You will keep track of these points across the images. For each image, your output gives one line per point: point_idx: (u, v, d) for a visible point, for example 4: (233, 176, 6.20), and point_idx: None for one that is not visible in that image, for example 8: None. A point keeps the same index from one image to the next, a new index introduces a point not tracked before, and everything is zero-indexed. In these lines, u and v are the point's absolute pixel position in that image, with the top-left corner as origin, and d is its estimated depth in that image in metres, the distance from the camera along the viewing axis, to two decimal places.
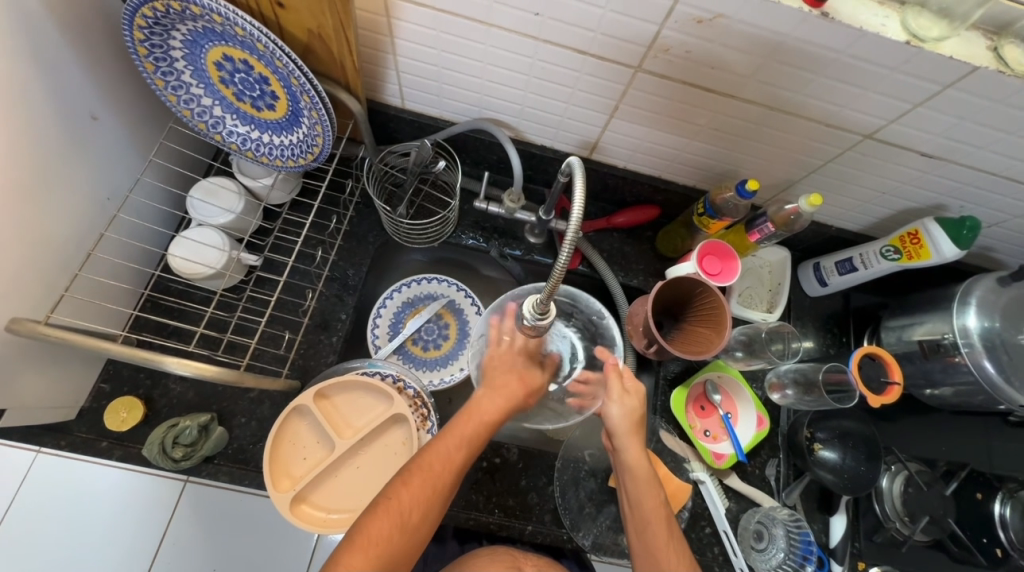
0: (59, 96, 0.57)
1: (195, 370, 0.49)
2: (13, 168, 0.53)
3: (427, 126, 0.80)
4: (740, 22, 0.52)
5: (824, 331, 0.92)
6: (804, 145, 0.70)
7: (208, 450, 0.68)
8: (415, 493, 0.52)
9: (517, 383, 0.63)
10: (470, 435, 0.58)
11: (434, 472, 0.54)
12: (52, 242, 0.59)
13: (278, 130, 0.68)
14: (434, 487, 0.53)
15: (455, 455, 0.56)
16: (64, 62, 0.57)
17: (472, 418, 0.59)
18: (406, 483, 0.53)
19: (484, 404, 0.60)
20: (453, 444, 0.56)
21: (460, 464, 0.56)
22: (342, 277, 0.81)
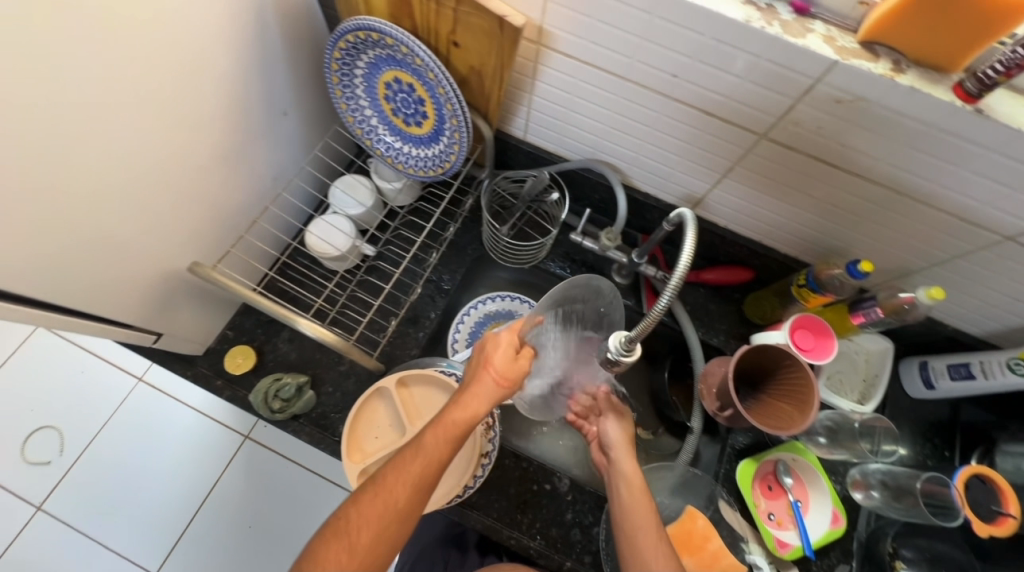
0: (267, 93, 0.71)
1: (319, 334, 0.64)
2: (223, 144, 0.67)
3: (541, 158, 0.88)
4: (883, 107, 0.53)
5: (921, 439, 0.85)
6: (928, 235, 0.67)
7: (298, 409, 0.76)
8: (357, 536, 0.49)
9: (498, 391, 0.56)
10: (422, 474, 0.52)
11: (374, 522, 0.50)
12: (227, 206, 0.72)
13: (418, 143, 0.78)
14: (376, 538, 0.49)
15: (404, 503, 0.51)
16: (278, 66, 0.71)
17: (431, 439, 0.53)
18: (332, 542, 0.49)
19: (456, 415, 0.54)
20: (392, 485, 0.51)
21: (411, 508, 0.51)
22: (438, 280, 0.89)
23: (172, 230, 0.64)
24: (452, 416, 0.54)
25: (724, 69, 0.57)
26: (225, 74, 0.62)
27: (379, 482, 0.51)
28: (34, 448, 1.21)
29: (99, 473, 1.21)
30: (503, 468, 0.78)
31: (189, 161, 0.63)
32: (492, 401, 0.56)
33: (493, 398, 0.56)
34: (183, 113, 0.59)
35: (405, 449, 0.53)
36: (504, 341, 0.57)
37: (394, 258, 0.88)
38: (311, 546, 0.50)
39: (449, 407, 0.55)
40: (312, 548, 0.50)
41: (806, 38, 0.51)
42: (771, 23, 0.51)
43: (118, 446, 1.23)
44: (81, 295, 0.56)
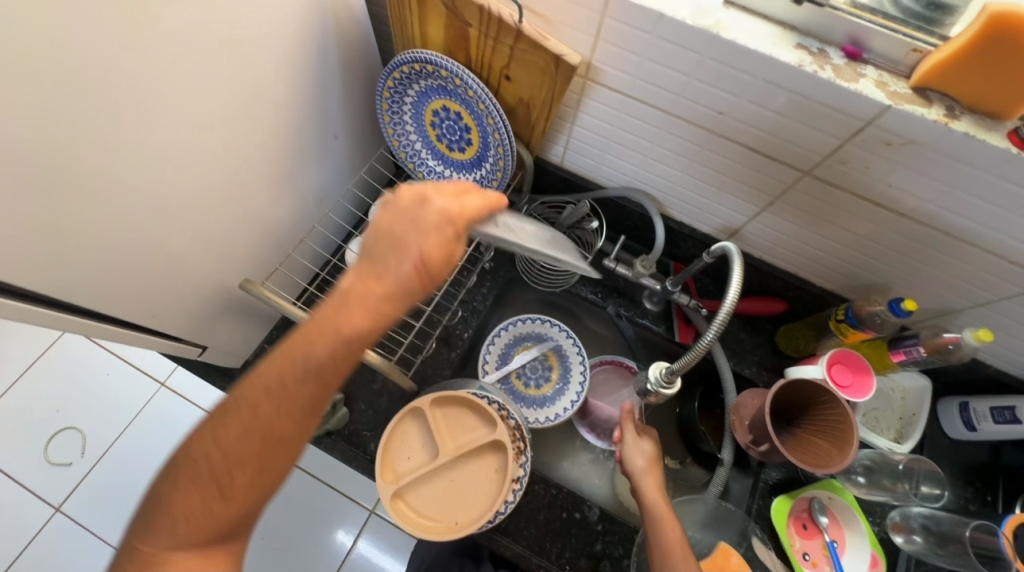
0: (320, 117, 0.74)
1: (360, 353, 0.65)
2: (277, 166, 0.69)
3: (577, 185, 0.89)
4: (934, 151, 0.53)
5: (961, 482, 0.83)
6: (974, 276, 0.66)
7: (333, 425, 0.77)
8: (223, 459, 0.41)
9: (403, 280, 0.43)
10: (299, 385, 0.41)
11: (239, 447, 0.41)
12: (276, 225, 0.75)
13: (461, 168, 0.80)
14: (240, 473, 0.41)
15: (283, 419, 0.41)
16: (331, 93, 0.73)
17: (304, 345, 0.41)
18: (182, 478, 0.41)
19: (334, 312, 0.42)
20: (254, 406, 0.41)
21: (298, 422, 0.42)
22: (471, 302, 0.90)
23: (224, 245, 0.67)
24: (334, 316, 0.42)
25: (766, 106, 0.59)
26: (285, 100, 0.65)
27: (238, 403, 0.41)
28: (60, 448, 1.23)
29: (122, 476, 1.22)
30: (533, 494, 0.78)
31: (246, 181, 0.65)
32: (393, 293, 0.43)
33: (392, 285, 0.43)
34: (246, 137, 0.62)
35: (272, 359, 0.42)
36: (415, 210, 0.44)
37: None
38: (160, 481, 0.42)
39: (328, 305, 0.43)
40: (159, 484, 0.42)
41: (859, 83, 0.52)
42: (823, 67, 0.53)
43: (143, 450, 1.24)
44: (137, 305, 0.58)
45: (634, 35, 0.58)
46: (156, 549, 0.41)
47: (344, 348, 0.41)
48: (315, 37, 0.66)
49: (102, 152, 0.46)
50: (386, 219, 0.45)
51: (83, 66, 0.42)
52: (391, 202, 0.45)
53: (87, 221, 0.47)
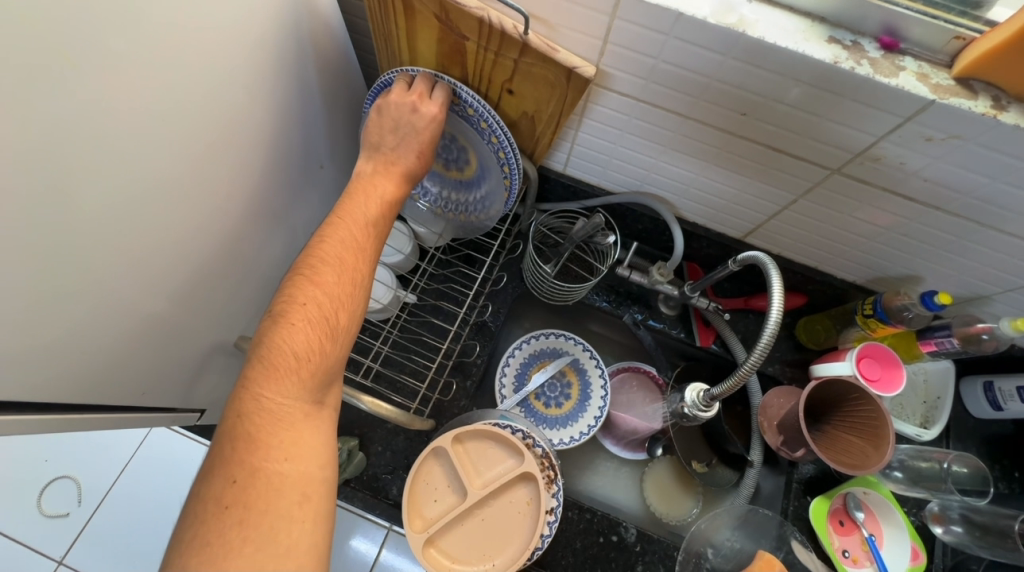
0: (297, 146, 0.67)
1: (375, 407, 0.57)
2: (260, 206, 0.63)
3: (582, 192, 0.84)
4: (977, 144, 0.50)
5: (989, 460, 0.82)
6: (1006, 263, 0.64)
7: (349, 474, 0.73)
8: (321, 303, 0.49)
9: (405, 167, 0.60)
10: (362, 239, 0.55)
11: (332, 289, 0.50)
12: None
13: (462, 188, 0.73)
14: (343, 311, 0.51)
15: (358, 266, 0.53)
16: (308, 124, 0.67)
17: (361, 206, 0.57)
18: (295, 319, 0.47)
19: (376, 189, 0.59)
20: (340, 258, 0.52)
21: (364, 271, 0.54)
22: (481, 323, 0.86)
23: (216, 299, 0.61)
24: (375, 187, 0.59)
25: (778, 100, 0.55)
26: (264, 137, 0.59)
27: (324, 258, 0.51)
28: (46, 504, 1.11)
29: (122, 525, 1.11)
30: (568, 521, 0.75)
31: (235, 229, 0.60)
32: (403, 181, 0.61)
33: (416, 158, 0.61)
34: (227, 185, 0.56)
35: (334, 223, 0.55)
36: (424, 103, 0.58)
37: (435, 305, 0.85)
38: (262, 335, 0.47)
39: (363, 184, 0.59)
40: (268, 334, 0.46)
41: (899, 77, 0.48)
42: (860, 62, 0.49)
43: (139, 499, 1.12)
44: (128, 383, 0.53)
45: (649, 37, 0.53)
46: (284, 397, 0.45)
47: (386, 207, 0.59)
48: (291, 66, 0.59)
49: (80, 240, 0.41)
50: (378, 121, 0.59)
51: (56, 153, 0.37)
52: (379, 112, 0.59)
53: (77, 314, 0.43)
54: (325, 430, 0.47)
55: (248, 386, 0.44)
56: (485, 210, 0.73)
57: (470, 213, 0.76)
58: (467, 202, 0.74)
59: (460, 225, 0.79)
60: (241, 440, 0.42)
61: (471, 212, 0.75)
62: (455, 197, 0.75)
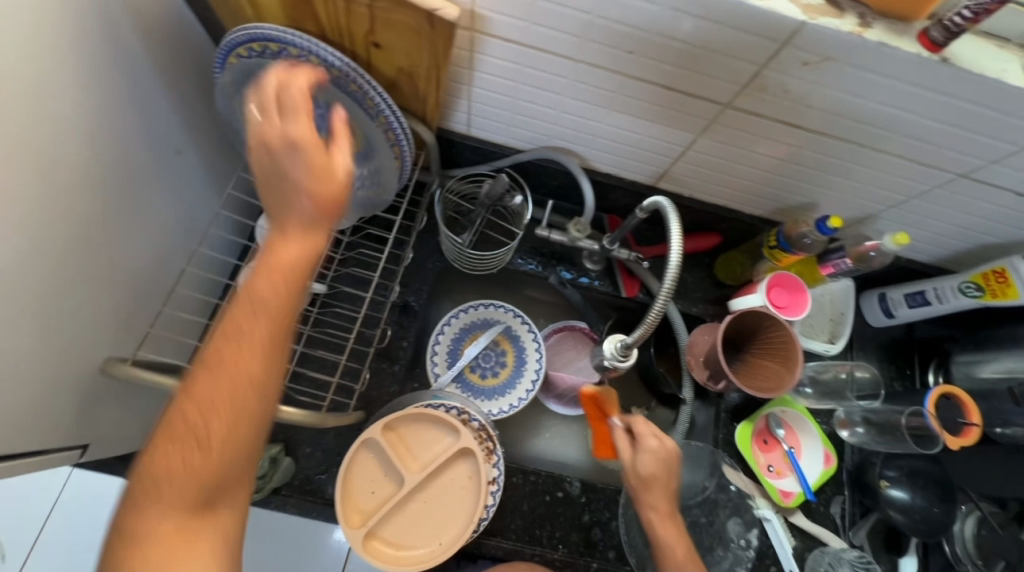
0: (164, 137, 0.57)
1: (280, 414, 0.53)
2: (132, 213, 0.54)
3: (491, 153, 0.79)
4: (850, 65, 0.50)
5: (886, 362, 0.91)
6: (887, 182, 0.68)
7: (278, 481, 0.68)
8: (195, 411, 0.40)
9: (304, 208, 0.44)
10: (261, 329, 0.42)
11: (219, 392, 0.40)
12: (144, 275, 0.58)
13: (351, 160, 0.66)
14: (237, 406, 0.41)
15: (255, 364, 0.41)
16: (174, 109, 0.58)
17: (264, 267, 0.43)
18: (172, 425, 0.40)
19: (276, 251, 0.44)
20: (221, 358, 0.41)
21: (273, 365, 0.42)
22: (404, 304, 0.81)
23: (101, 328, 0.53)
24: (279, 252, 0.44)
25: (673, 37, 0.52)
26: (111, 131, 0.49)
27: (207, 358, 0.41)
28: None
29: None
30: (514, 487, 0.76)
31: (101, 244, 0.51)
32: (314, 229, 0.45)
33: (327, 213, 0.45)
34: (72, 199, 0.46)
35: (235, 302, 0.43)
36: (318, 156, 0.44)
37: (356, 295, 0.78)
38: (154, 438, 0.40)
39: (274, 243, 0.45)
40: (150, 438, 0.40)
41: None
42: None
43: None
44: None
45: None
46: (164, 516, 0.38)
47: (297, 272, 0.44)
48: (130, 41, 0.50)
49: None
50: (260, 154, 0.46)
51: None
52: (257, 122, 0.45)
53: None
54: (204, 550, 0.39)
55: (135, 496, 0.39)
56: (379, 183, 0.66)
57: (365, 188, 0.68)
58: (358, 177, 0.67)
59: (358, 203, 0.71)
60: (123, 550, 0.38)
61: (365, 186, 0.68)
62: (345, 172, 0.67)
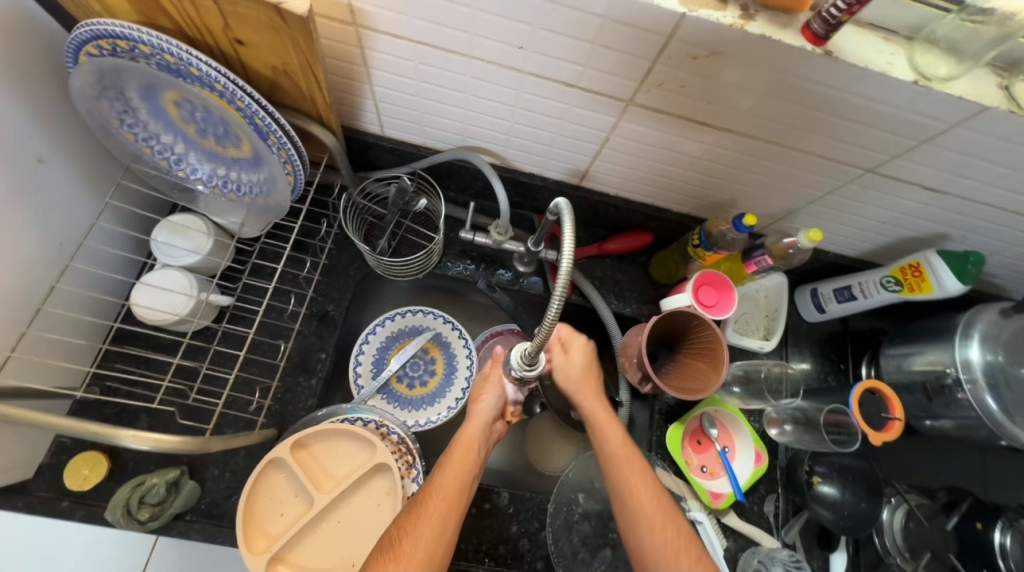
0: (17, 142, 0.52)
1: (155, 444, 0.47)
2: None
3: (408, 154, 0.76)
4: (739, 59, 0.49)
5: (821, 357, 0.90)
6: (801, 178, 0.67)
7: (178, 507, 0.64)
8: (436, 508, 0.55)
9: (487, 412, 0.64)
10: (465, 455, 0.60)
11: (438, 493, 0.57)
12: (10, 294, 0.53)
13: (243, 166, 0.62)
14: (443, 510, 0.56)
15: (460, 465, 0.59)
16: (28, 114, 0.53)
17: (452, 470, 0.58)
18: (409, 533, 0.54)
19: (461, 440, 0.61)
20: (455, 477, 0.58)
21: (462, 494, 0.58)
22: (322, 313, 0.78)
23: None
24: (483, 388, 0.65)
25: (567, 32, 0.50)
26: None
27: (438, 480, 0.58)
28: None
29: None
30: None
31: None
32: (489, 418, 0.64)
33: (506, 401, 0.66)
34: None
35: (450, 456, 0.60)
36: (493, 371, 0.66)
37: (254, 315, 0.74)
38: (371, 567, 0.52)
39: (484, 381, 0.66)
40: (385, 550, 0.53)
41: None
42: None
43: None
44: None
45: None
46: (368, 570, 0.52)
47: (471, 463, 0.60)
48: None
49: None
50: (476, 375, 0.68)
51: None
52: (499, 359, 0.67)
53: None
54: None
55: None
56: (274, 189, 0.63)
57: (263, 196, 0.65)
58: (254, 184, 0.64)
59: (260, 210, 0.68)
60: None
61: (261, 193, 0.64)
62: (240, 180, 0.64)
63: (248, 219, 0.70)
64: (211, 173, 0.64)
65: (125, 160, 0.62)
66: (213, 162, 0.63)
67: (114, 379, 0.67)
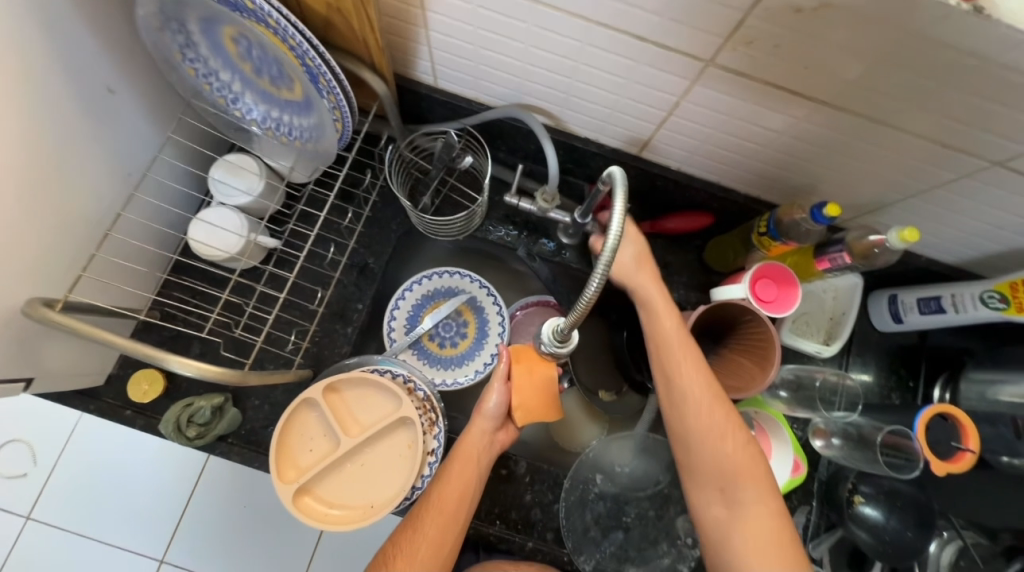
0: (89, 71, 0.54)
1: (198, 371, 0.49)
2: (59, 160, 0.53)
3: (459, 108, 0.73)
4: (856, 14, 0.41)
5: (887, 371, 0.81)
6: (906, 167, 0.57)
7: (222, 430, 0.70)
8: (433, 523, 0.60)
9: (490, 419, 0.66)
10: (464, 467, 0.63)
11: (436, 508, 0.61)
12: (82, 218, 0.57)
13: (295, 110, 0.62)
14: (439, 527, 0.60)
15: (458, 481, 0.63)
16: (100, 44, 0.54)
17: (450, 488, 0.62)
18: (407, 547, 0.59)
19: (461, 451, 0.64)
20: (451, 496, 0.62)
21: (459, 508, 0.62)
22: (363, 264, 0.78)
23: (34, 268, 0.53)
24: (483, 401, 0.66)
25: None
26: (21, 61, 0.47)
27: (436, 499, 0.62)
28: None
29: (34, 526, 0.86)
30: None
31: (22, 181, 0.49)
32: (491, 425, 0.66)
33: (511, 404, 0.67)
34: None
35: (449, 469, 0.64)
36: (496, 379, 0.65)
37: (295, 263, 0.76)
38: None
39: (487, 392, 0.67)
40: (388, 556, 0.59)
41: None
42: None
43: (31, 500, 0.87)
44: None
45: None
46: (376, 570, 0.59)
47: (474, 474, 0.64)
48: None
49: None
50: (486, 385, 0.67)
51: None
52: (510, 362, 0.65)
53: None
54: None
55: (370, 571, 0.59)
56: (323, 134, 0.62)
57: (312, 142, 0.65)
58: (305, 128, 0.63)
59: (309, 157, 0.68)
60: None
61: (311, 139, 0.64)
62: (291, 124, 0.64)
63: (298, 165, 0.70)
64: (265, 114, 0.64)
65: (187, 95, 0.63)
66: (266, 103, 0.63)
67: (173, 305, 0.72)
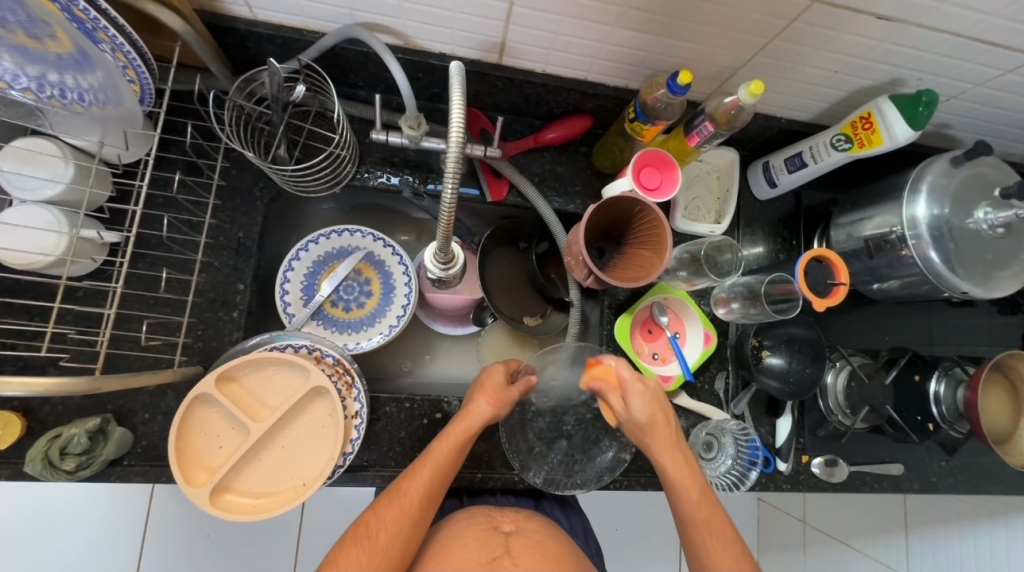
0: None
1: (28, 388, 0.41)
2: None
3: (290, 40, 0.64)
4: None
5: (774, 235, 0.87)
6: (744, 21, 0.58)
7: (110, 454, 0.62)
8: (411, 495, 0.58)
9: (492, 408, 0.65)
10: (456, 441, 0.62)
11: (417, 477, 0.59)
12: None
13: (74, 69, 0.50)
14: (420, 502, 0.58)
15: (444, 456, 0.60)
16: None
17: (437, 455, 0.60)
18: (382, 526, 0.56)
19: (456, 427, 0.62)
20: (436, 465, 0.60)
21: (438, 486, 0.60)
22: (232, 241, 0.70)
23: None
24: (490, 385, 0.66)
25: None
26: None
27: (421, 467, 0.60)
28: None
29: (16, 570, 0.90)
30: (388, 416, 0.72)
31: None
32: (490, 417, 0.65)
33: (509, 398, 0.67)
34: None
35: (439, 441, 0.62)
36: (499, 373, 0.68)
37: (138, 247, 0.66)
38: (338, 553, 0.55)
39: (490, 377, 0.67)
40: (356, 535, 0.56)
41: None
42: None
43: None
44: None
45: None
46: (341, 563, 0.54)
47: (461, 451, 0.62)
48: None
49: None
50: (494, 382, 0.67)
51: None
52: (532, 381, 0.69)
53: None
54: None
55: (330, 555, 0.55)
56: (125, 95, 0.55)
57: (113, 104, 0.55)
58: (98, 91, 0.53)
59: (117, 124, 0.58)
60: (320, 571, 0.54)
61: (109, 102, 0.55)
62: (80, 87, 0.52)
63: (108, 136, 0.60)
64: (38, 79, 0.51)
65: None
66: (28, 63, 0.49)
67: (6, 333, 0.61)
